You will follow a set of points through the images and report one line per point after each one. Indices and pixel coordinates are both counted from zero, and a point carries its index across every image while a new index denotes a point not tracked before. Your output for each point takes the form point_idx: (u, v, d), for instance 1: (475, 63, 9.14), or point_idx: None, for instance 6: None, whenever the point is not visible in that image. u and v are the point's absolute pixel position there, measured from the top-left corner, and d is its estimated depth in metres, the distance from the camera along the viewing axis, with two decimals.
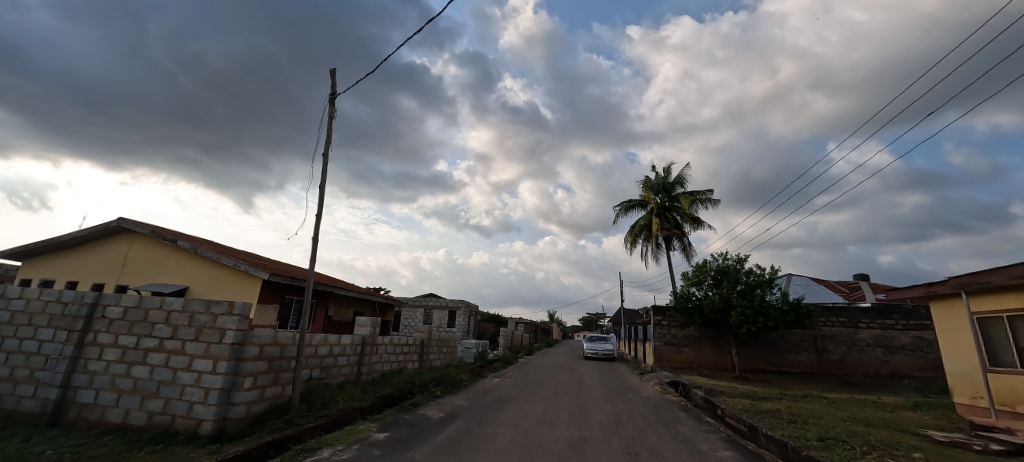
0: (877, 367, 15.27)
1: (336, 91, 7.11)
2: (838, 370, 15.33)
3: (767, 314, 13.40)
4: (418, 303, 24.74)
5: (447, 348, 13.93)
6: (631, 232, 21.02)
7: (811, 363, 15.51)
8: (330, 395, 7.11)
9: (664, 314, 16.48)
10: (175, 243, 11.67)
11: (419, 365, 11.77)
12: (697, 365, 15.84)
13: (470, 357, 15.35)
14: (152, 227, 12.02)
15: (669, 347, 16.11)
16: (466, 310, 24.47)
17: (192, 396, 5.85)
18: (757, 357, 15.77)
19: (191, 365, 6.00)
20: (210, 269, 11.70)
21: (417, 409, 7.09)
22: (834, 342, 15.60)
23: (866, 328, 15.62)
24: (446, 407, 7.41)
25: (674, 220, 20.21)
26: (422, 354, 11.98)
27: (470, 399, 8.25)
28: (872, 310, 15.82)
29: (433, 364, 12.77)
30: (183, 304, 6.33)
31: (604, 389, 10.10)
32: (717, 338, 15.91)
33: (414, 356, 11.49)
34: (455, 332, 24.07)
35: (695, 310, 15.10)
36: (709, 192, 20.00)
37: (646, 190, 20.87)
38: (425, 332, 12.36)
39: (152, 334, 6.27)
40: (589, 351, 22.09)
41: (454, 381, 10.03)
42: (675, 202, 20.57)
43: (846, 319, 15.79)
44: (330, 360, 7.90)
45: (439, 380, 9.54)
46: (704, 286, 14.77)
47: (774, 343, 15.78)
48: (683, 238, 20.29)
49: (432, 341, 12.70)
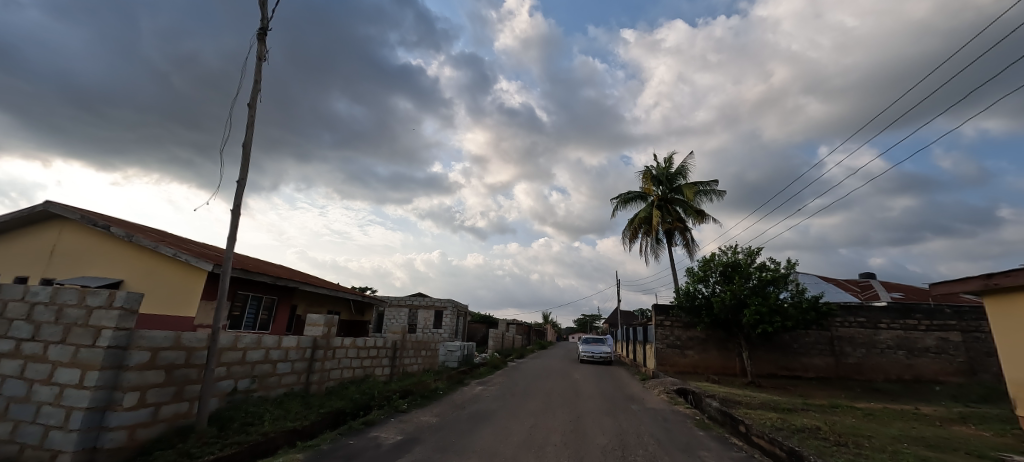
0: (899, 372, 13.96)
1: (266, 25, 5.62)
2: (857, 376, 14.02)
3: (784, 313, 11.97)
4: (402, 303, 23.17)
5: (426, 351, 12.35)
6: (630, 227, 19.64)
7: (827, 367, 14.18)
8: (258, 413, 5.54)
9: (666, 313, 15.09)
10: (109, 229, 10.06)
11: (391, 371, 10.20)
12: (703, 369, 14.46)
13: (453, 361, 13.80)
14: (82, 212, 10.39)
15: (672, 349, 14.72)
16: (453, 310, 22.89)
17: (50, 418, 4.29)
18: (768, 361, 14.40)
19: (53, 376, 4.45)
20: (149, 261, 10.13)
21: (368, 431, 5.57)
22: (852, 344, 14.27)
23: (887, 329, 14.32)
24: (407, 428, 5.89)
25: (676, 213, 18.86)
26: (396, 359, 10.42)
27: (441, 415, 6.73)
28: (892, 309, 14.53)
29: (409, 370, 11.20)
30: (50, 295, 4.75)
31: (603, 401, 8.61)
32: (724, 340, 14.53)
33: (384, 362, 9.91)
34: (442, 333, 22.51)
35: (701, 309, 13.69)
36: (713, 183, 18.67)
37: (645, 181, 19.50)
38: (399, 333, 10.79)
39: (10, 334, 4.74)
40: (585, 354, 20.60)
41: (427, 391, 8.46)
42: (677, 194, 19.21)
43: (865, 319, 14.46)
44: (266, 368, 6.35)
45: (410, 390, 8.00)
46: (712, 282, 13.36)
47: (787, 345, 14.42)
48: (685, 233, 18.91)
49: (408, 344, 11.12)
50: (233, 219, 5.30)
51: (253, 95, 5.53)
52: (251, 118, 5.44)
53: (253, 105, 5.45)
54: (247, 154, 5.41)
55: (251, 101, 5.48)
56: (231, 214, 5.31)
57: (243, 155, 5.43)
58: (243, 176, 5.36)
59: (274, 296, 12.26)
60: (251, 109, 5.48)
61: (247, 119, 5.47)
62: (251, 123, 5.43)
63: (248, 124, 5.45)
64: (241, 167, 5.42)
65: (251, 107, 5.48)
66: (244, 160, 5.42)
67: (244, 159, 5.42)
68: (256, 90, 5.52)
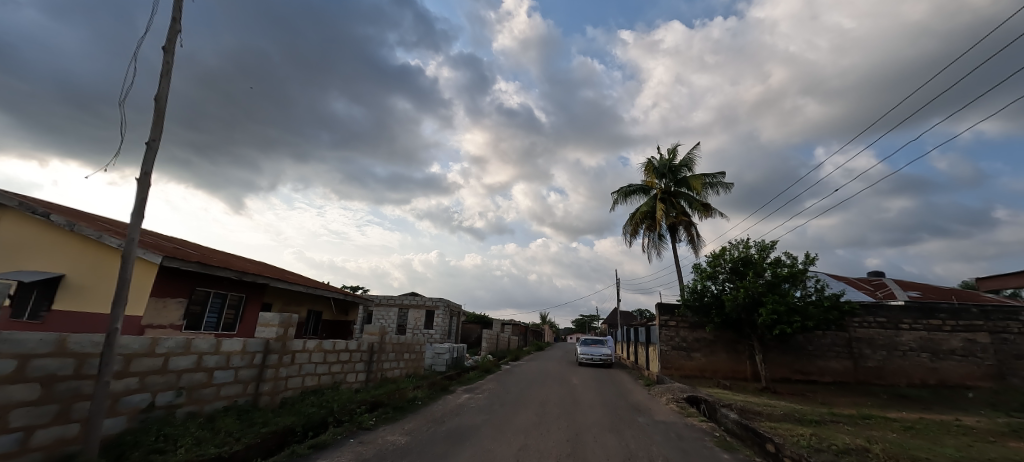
0: (923, 376, 12.94)
1: None
2: (877, 380, 12.98)
3: (804, 313, 10.85)
4: (391, 302, 22.04)
5: (410, 354, 11.20)
6: (632, 221, 18.57)
7: (845, 371, 13.15)
8: (176, 435, 4.40)
9: (672, 313, 14.01)
10: (48, 218, 8.94)
11: (367, 378, 9.07)
12: (711, 373, 13.39)
13: (441, 365, 12.66)
14: (20, 199, 9.25)
15: (677, 352, 13.65)
16: (445, 309, 21.73)
17: None
18: (781, 364, 13.36)
19: None
20: (93, 253, 8.97)
21: (316, 458, 4.46)
22: (872, 346, 13.23)
23: (909, 330, 13.29)
24: (367, 451, 4.78)
25: (680, 206, 17.82)
26: (372, 364, 9.28)
27: (413, 434, 5.63)
28: (914, 308, 13.51)
29: (388, 376, 10.02)
30: None
31: (605, 413, 7.52)
32: (734, 341, 13.47)
33: (358, 368, 8.77)
34: (433, 334, 21.35)
35: (711, 308, 12.61)
36: (719, 174, 17.63)
37: (648, 173, 18.48)
38: (377, 334, 9.63)
39: None
40: (584, 356, 19.52)
41: (403, 402, 7.33)
42: (682, 187, 18.17)
43: (885, 319, 13.40)
44: (199, 377, 5.25)
45: (379, 401, 6.88)
46: (722, 279, 12.29)
47: (802, 347, 13.37)
48: (690, 228, 17.86)
49: (388, 346, 9.97)
50: (139, 189, 4.16)
51: (170, 36, 4.42)
52: (167, 64, 4.34)
53: (169, 48, 4.35)
54: (161, 109, 4.29)
55: (168, 42, 4.37)
56: (139, 182, 4.18)
57: (156, 111, 4.32)
58: (153, 137, 4.24)
59: (242, 293, 11.08)
60: (167, 53, 4.37)
61: (162, 67, 4.37)
62: (166, 71, 4.33)
63: (164, 71, 4.34)
64: (153, 125, 4.30)
65: (167, 52, 4.37)
66: (157, 117, 4.31)
67: (157, 115, 4.30)
68: (174, 29, 4.40)
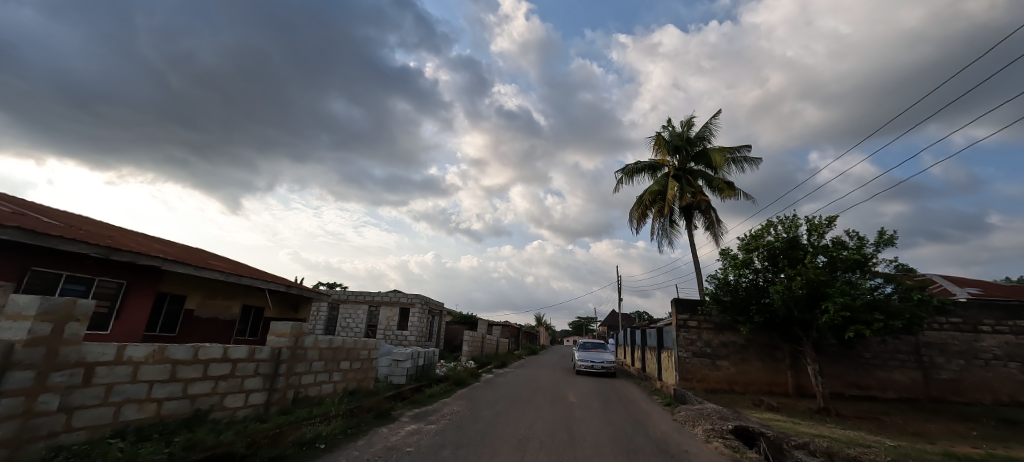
0: (1012, 392, 10.19)
1: None
2: (954, 397, 10.24)
3: (882, 309, 8.03)
4: (360, 299, 19.18)
5: (350, 363, 8.30)
6: (639, 205, 15.79)
7: (913, 385, 10.40)
8: None
9: (693, 311, 11.19)
10: None
11: (269, 399, 6.17)
12: (743, 387, 10.60)
13: (399, 377, 9.77)
14: None
15: (700, 360, 10.84)
16: (422, 307, 18.76)
17: None
18: (830, 375, 10.64)
19: None
20: None
21: None
22: (944, 353, 10.49)
23: (991, 333, 10.52)
24: None
25: (697, 185, 15.07)
26: (279, 378, 6.36)
27: None
28: (997, 306, 10.73)
29: (310, 395, 7.12)
30: None
31: None
32: (772, 348, 10.69)
33: (252, 386, 5.88)
34: (408, 335, 18.37)
35: (747, 305, 9.81)
36: (745, 147, 14.83)
37: (659, 148, 15.73)
38: (294, 334, 6.73)
39: None
40: (582, 364, 16.63)
41: (285, 450, 4.37)
42: (699, 162, 15.38)
43: (961, 320, 10.64)
44: None
45: (225, 453, 3.92)
46: (761, 267, 9.51)
47: (857, 355, 10.62)
48: (708, 210, 15.08)
49: (310, 350, 7.09)
50: None
51: None
52: None
53: None
54: None
55: None
56: None
57: None
58: None
59: (122, 280, 8.20)
60: None
61: None
62: None
63: None
64: None
65: None
66: None
67: None
68: None
